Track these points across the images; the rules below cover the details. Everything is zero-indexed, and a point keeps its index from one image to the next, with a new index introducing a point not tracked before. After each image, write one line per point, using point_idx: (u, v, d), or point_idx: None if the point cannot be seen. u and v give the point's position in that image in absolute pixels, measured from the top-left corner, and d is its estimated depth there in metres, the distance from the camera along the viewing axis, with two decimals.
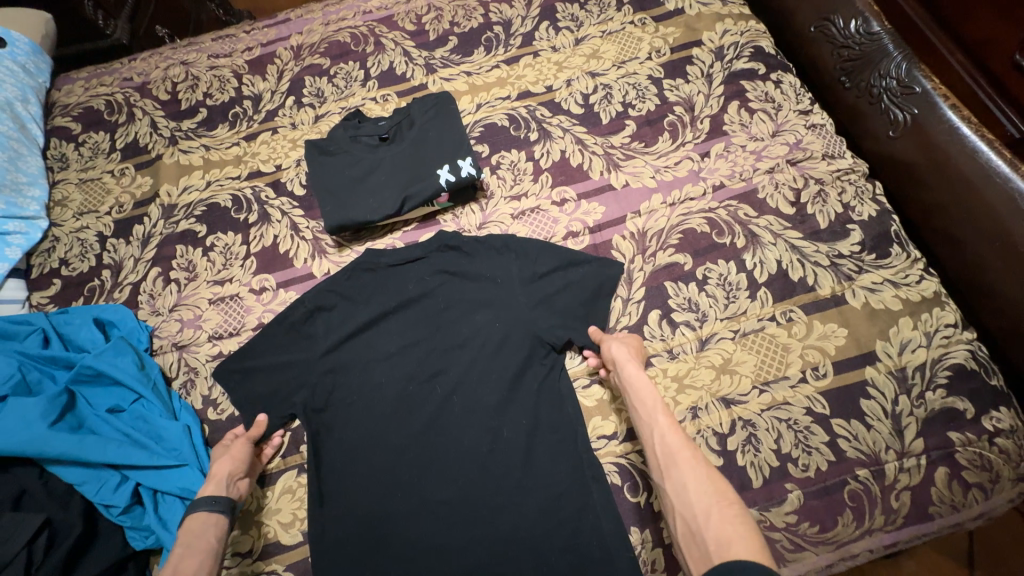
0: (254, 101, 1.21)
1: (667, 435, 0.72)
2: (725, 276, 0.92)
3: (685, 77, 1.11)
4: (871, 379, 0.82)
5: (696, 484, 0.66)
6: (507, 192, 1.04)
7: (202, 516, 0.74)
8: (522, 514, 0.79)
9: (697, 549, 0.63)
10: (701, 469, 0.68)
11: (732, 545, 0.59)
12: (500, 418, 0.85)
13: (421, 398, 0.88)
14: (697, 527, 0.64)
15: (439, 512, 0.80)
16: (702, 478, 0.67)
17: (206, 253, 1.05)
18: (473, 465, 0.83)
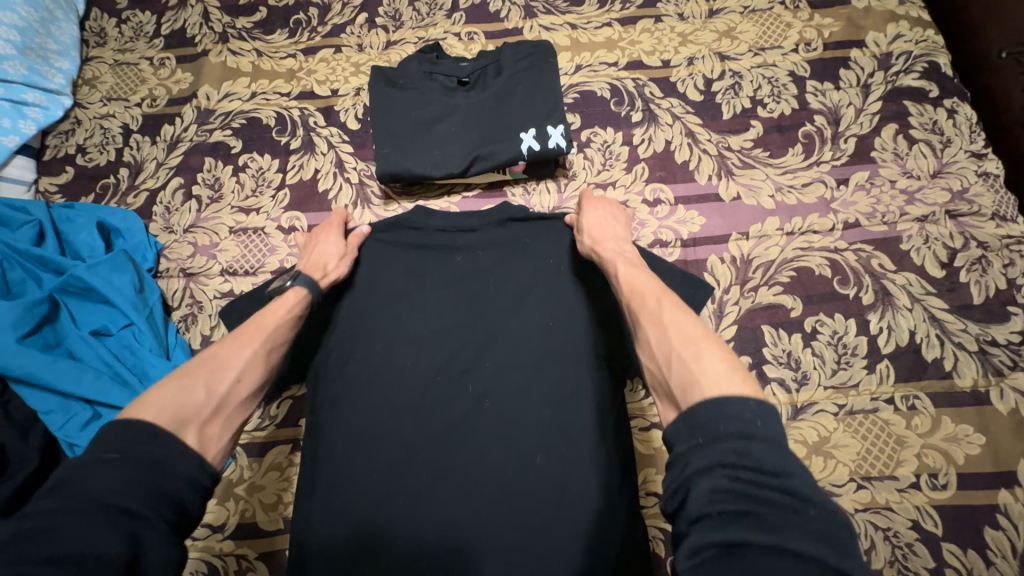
0: (321, 10, 1.05)
1: (633, 296, 0.61)
2: (839, 334, 0.74)
3: (835, 82, 0.90)
4: (1003, 507, 0.65)
5: (659, 330, 0.55)
6: (593, 175, 0.87)
7: (302, 289, 0.69)
8: (539, 562, 0.66)
9: (663, 394, 0.51)
10: (668, 310, 0.57)
11: (697, 380, 0.47)
12: (537, 440, 0.71)
13: (449, 395, 0.74)
14: (662, 371, 0.52)
15: (442, 533, 0.68)
16: (666, 321, 0.55)
17: (236, 173, 0.91)
18: (493, 489, 0.69)
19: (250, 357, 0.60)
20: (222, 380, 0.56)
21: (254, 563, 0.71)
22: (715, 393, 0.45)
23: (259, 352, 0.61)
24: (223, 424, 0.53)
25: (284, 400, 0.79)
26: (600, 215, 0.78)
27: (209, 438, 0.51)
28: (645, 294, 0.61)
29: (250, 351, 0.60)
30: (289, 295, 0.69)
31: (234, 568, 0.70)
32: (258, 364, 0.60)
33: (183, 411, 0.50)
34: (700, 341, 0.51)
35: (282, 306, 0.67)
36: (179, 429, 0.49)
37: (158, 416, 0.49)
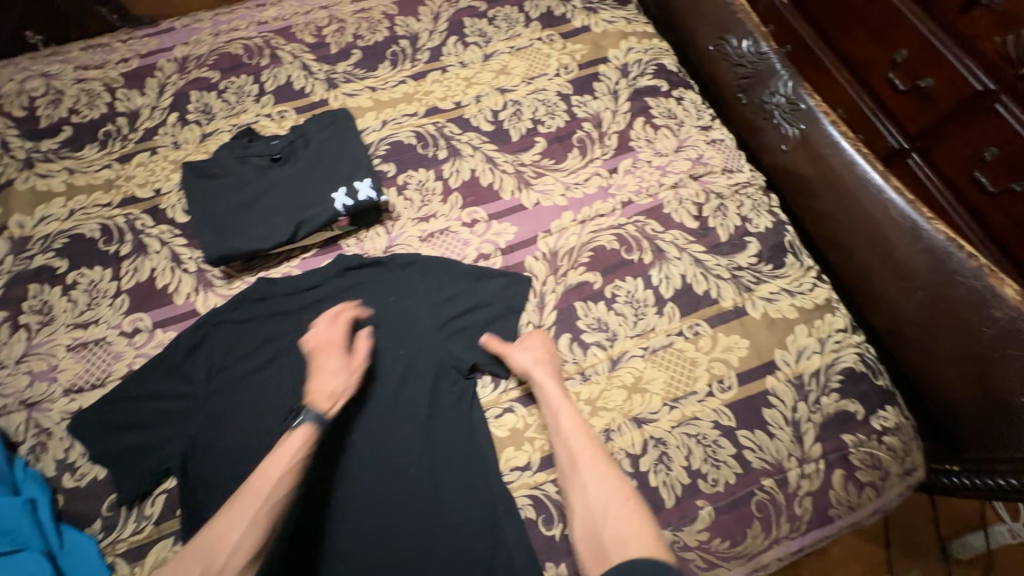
0: (129, 118, 1.08)
1: (575, 444, 0.76)
2: (633, 293, 0.91)
3: (592, 94, 1.11)
4: (772, 389, 0.84)
5: (597, 485, 0.72)
6: (414, 213, 0.99)
7: (308, 430, 0.73)
8: (429, 561, 0.74)
9: (593, 543, 0.69)
10: (601, 468, 0.74)
11: (627, 544, 0.67)
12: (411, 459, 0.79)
13: (325, 441, 0.81)
14: (597, 525, 0.70)
15: (340, 565, 0.74)
16: (602, 480, 0.73)
17: (66, 292, 0.91)
18: (376, 511, 0.76)
19: (255, 516, 0.67)
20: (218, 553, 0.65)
21: None
22: (644, 559, 0.64)
23: (262, 509, 0.67)
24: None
25: (158, 495, 0.78)
26: (537, 345, 0.84)
27: None
28: (585, 441, 0.76)
29: (254, 510, 0.67)
30: (295, 436, 0.73)
31: None
32: (256, 525, 0.67)
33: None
34: (628, 502, 0.71)
35: (286, 451, 0.72)
36: None
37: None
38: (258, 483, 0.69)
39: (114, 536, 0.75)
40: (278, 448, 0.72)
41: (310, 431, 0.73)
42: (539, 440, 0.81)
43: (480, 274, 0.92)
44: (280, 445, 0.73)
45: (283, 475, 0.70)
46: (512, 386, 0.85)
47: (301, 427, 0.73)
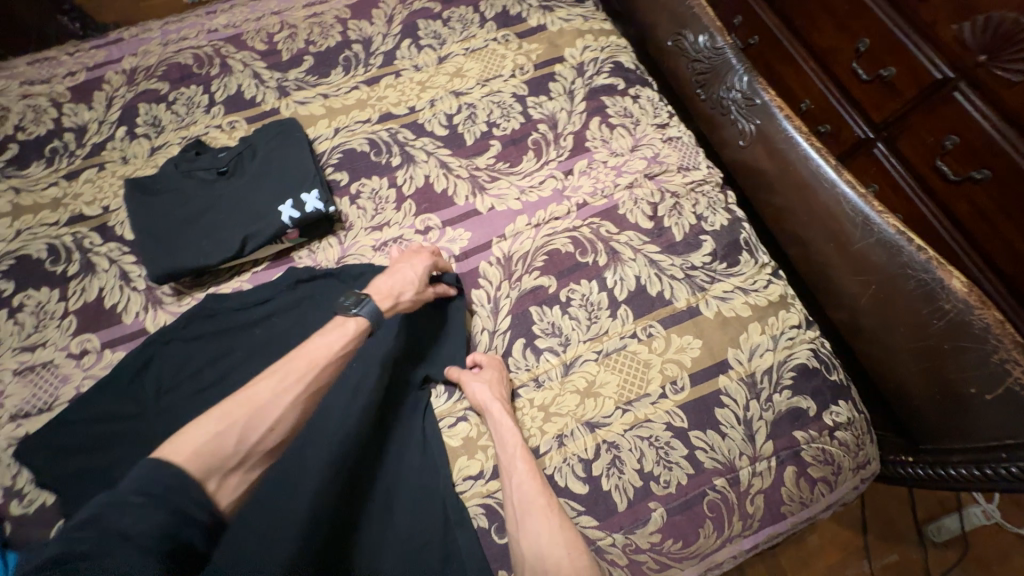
0: (77, 134, 1.06)
1: (530, 487, 0.73)
2: (587, 296, 0.91)
3: (548, 94, 1.10)
4: (724, 389, 0.84)
5: (551, 536, 0.68)
6: (367, 222, 0.98)
7: (364, 320, 0.80)
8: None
9: None
10: (555, 517, 0.70)
11: None
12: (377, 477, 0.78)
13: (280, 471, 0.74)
14: None
15: None
16: (557, 529, 0.68)
17: (12, 315, 0.90)
18: None
19: (286, 404, 0.69)
20: (254, 429, 0.66)
21: None
22: None
23: (297, 398, 0.70)
24: (241, 474, 0.63)
25: None
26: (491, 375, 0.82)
27: (226, 487, 0.61)
28: (538, 487, 0.73)
29: (291, 395, 0.70)
30: (352, 322, 0.79)
31: None
32: (291, 411, 0.69)
33: (211, 457, 0.60)
34: (582, 557, 0.66)
35: (341, 336, 0.77)
36: (204, 477, 0.59)
37: (185, 462, 0.58)
38: (310, 363, 0.73)
39: None
40: (332, 333, 0.78)
41: (366, 320, 0.80)
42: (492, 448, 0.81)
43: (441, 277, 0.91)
44: (332, 330, 0.78)
45: (322, 365, 0.74)
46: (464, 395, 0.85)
47: (362, 314, 0.80)
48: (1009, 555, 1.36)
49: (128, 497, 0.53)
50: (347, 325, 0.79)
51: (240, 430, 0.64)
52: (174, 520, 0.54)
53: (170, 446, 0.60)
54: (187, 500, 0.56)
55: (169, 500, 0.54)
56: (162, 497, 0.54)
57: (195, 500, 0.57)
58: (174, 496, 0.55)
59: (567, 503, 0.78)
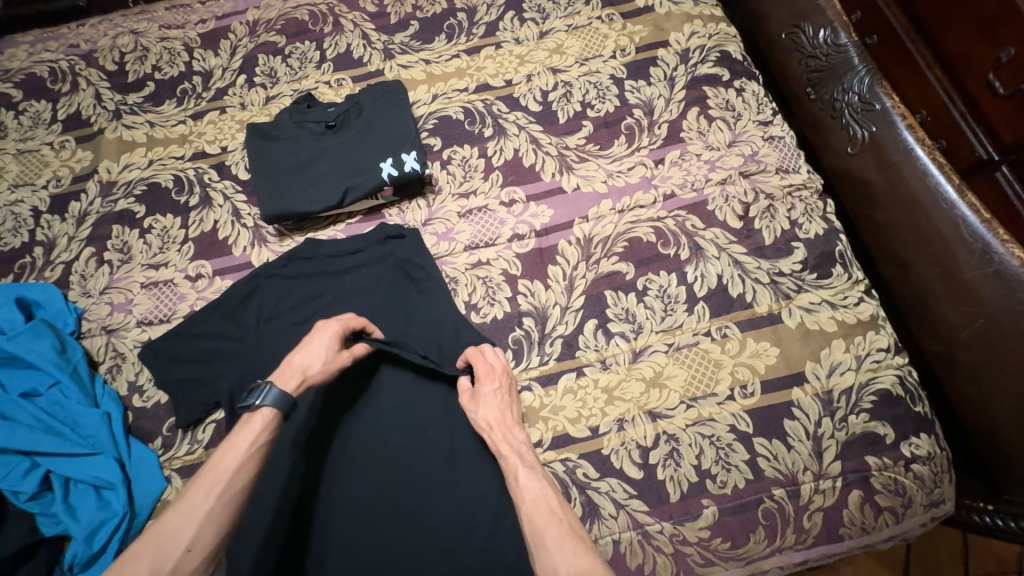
0: (204, 78, 1.16)
1: (535, 508, 0.68)
2: (665, 288, 0.90)
3: (647, 79, 1.08)
4: (797, 401, 0.82)
5: (564, 559, 0.61)
6: (456, 188, 1.02)
7: (268, 411, 0.71)
8: (439, 515, 0.81)
9: None
10: (566, 539, 0.63)
11: None
12: (431, 453, 0.84)
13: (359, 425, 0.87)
14: None
15: (356, 509, 0.82)
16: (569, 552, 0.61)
17: (143, 235, 1.01)
18: (393, 465, 0.84)
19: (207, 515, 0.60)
20: (169, 555, 0.57)
21: None
22: None
23: (214, 508, 0.61)
24: None
25: (209, 423, 0.88)
26: (493, 401, 0.80)
27: None
28: (546, 506, 0.68)
29: (208, 506, 0.61)
30: (255, 420, 0.70)
31: None
32: (213, 524, 0.60)
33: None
34: None
35: (244, 439, 0.68)
36: None
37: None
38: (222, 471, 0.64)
39: (172, 453, 0.85)
40: (235, 436, 0.69)
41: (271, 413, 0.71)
42: (553, 420, 0.84)
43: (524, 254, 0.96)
44: (234, 433, 0.69)
45: (243, 463, 0.65)
46: (531, 366, 0.88)
47: (260, 410, 0.70)
48: None
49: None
50: (252, 427, 0.69)
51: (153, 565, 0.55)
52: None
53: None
54: None
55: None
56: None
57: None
58: None
59: (620, 485, 0.80)
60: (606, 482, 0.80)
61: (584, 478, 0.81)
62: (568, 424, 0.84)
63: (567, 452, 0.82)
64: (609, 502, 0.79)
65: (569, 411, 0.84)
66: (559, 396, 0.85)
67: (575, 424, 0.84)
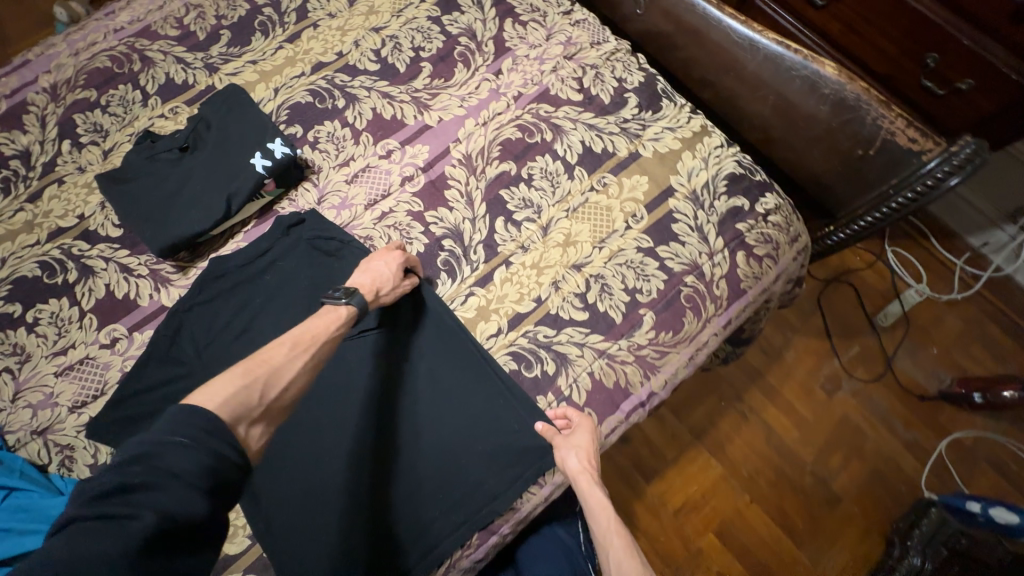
0: (23, 159, 1.08)
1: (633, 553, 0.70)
2: (545, 168, 1.04)
3: (460, 10, 1.19)
4: (675, 208, 1.00)
5: None
6: (333, 161, 1.07)
7: (352, 310, 0.81)
8: (439, 426, 0.87)
9: None
10: None
11: None
12: (429, 388, 0.89)
13: (337, 401, 0.88)
14: None
15: (363, 462, 0.84)
16: None
17: (32, 330, 0.95)
18: (379, 408, 0.87)
19: (302, 368, 0.71)
20: (275, 385, 0.67)
21: None
22: None
23: (308, 363, 0.72)
24: (264, 425, 0.65)
25: None
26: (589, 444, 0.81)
27: (253, 436, 0.63)
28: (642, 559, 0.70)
29: (303, 363, 0.71)
30: (340, 312, 0.80)
31: None
32: (305, 374, 0.71)
33: (239, 405, 0.63)
34: None
35: (333, 322, 0.78)
36: (234, 422, 0.62)
37: (217, 411, 0.61)
38: (316, 337, 0.75)
39: None
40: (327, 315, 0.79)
41: (351, 313, 0.81)
42: (502, 309, 0.95)
43: (420, 191, 1.04)
44: (325, 315, 0.79)
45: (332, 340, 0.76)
46: (467, 276, 0.98)
47: (348, 305, 0.81)
48: (941, 319, 1.65)
49: (169, 439, 0.56)
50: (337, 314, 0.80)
51: (263, 384, 0.66)
52: (209, 469, 0.56)
53: (196, 399, 0.61)
54: (222, 443, 0.59)
55: (206, 445, 0.57)
56: (202, 440, 0.57)
57: (230, 447, 0.59)
58: (209, 441, 0.58)
59: (575, 330, 0.93)
60: (565, 333, 0.93)
61: (546, 338, 0.93)
62: (515, 306, 0.95)
63: (525, 327, 0.94)
64: (573, 346, 0.92)
65: (512, 295, 0.96)
66: (500, 287, 0.96)
67: (521, 303, 0.95)
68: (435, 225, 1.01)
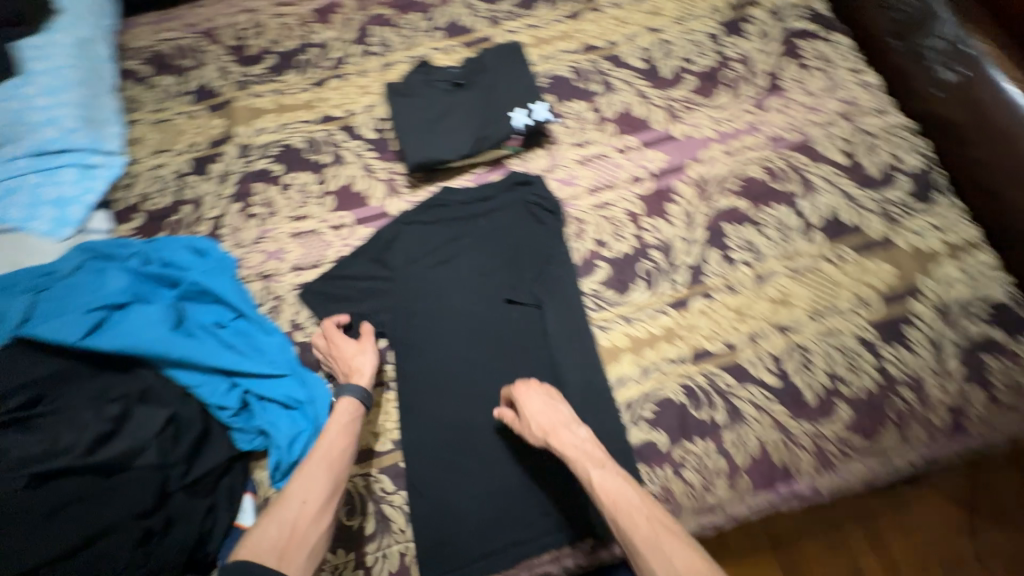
0: (321, 49, 1.25)
1: (621, 514, 0.66)
2: (781, 218, 0.99)
3: (743, 35, 1.17)
4: (916, 311, 0.90)
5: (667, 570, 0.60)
6: (573, 139, 1.10)
7: (347, 398, 0.82)
8: None
9: None
10: (686, 550, 0.62)
11: None
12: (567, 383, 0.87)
13: (471, 356, 0.92)
14: None
15: (491, 422, 0.88)
16: (671, 557, 0.61)
17: (284, 191, 1.11)
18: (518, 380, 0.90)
19: (315, 481, 0.72)
20: (296, 506, 0.69)
21: (377, 476, 0.87)
22: None
23: (318, 474, 0.72)
24: (299, 546, 0.67)
25: None
26: (539, 397, 0.81)
27: (289, 561, 0.65)
28: (631, 507, 0.67)
29: (314, 473, 0.72)
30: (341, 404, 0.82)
31: (362, 484, 0.87)
32: (317, 485, 0.71)
33: (267, 541, 0.66)
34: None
35: (339, 416, 0.80)
36: (264, 559, 0.64)
37: (248, 554, 0.64)
38: (323, 439, 0.77)
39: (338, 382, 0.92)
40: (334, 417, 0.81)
41: (353, 399, 0.82)
42: (690, 338, 0.91)
43: (645, 195, 1.04)
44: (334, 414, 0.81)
45: (338, 433, 0.77)
46: (665, 292, 0.95)
47: (341, 398, 0.82)
48: None
49: None
50: (344, 410, 0.81)
51: (276, 514, 0.68)
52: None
53: (239, 551, 0.66)
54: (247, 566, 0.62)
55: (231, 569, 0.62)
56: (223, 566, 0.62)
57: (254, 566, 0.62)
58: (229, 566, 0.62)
59: (760, 391, 0.87)
60: (747, 389, 0.87)
61: (726, 386, 0.88)
62: (706, 341, 0.91)
63: (707, 366, 0.90)
64: (751, 407, 0.86)
65: (705, 329, 0.92)
66: (694, 318, 0.93)
67: (712, 341, 0.91)
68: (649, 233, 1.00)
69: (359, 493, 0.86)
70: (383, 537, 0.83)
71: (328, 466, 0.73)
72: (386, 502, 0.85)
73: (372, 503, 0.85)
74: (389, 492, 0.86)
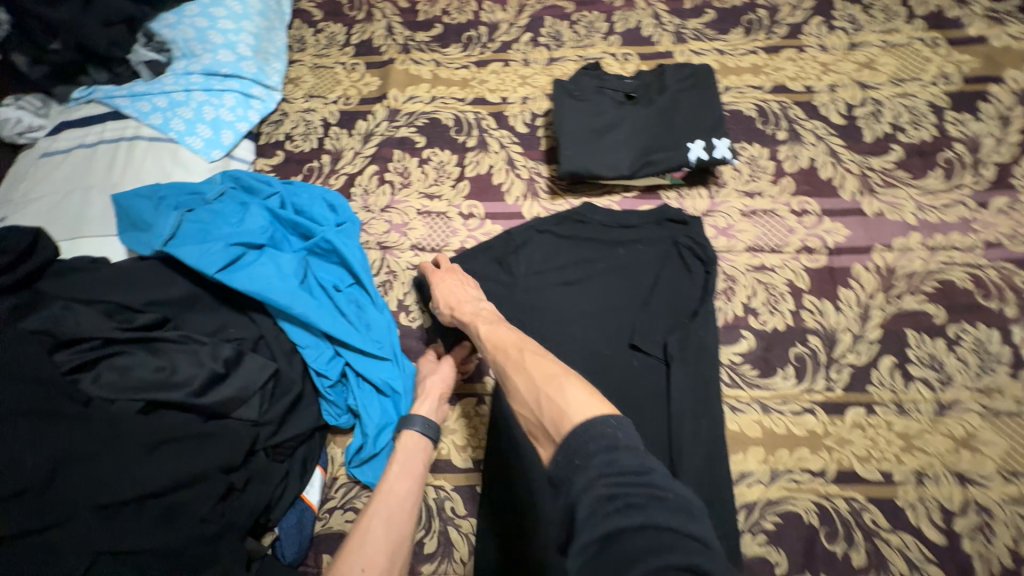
0: (489, 29, 1.20)
1: (500, 351, 0.63)
2: (984, 342, 0.81)
3: (974, 114, 0.99)
4: None
5: (524, 375, 0.57)
6: (742, 185, 0.98)
7: (411, 436, 0.74)
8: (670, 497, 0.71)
9: (541, 436, 0.52)
10: (545, 361, 0.58)
11: (566, 414, 0.50)
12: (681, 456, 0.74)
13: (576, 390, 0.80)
14: (534, 414, 0.53)
15: None
16: (528, 366, 0.57)
17: (421, 164, 1.07)
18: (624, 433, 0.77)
19: (380, 545, 0.62)
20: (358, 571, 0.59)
21: (449, 493, 0.80)
22: (589, 421, 0.48)
23: (381, 534, 0.63)
24: None
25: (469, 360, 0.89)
26: (452, 282, 0.82)
27: None
28: (507, 343, 0.63)
29: (377, 536, 0.63)
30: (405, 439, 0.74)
31: (432, 495, 0.80)
32: (382, 547, 0.62)
33: None
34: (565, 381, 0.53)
35: (404, 458, 0.72)
36: None
37: None
38: (390, 490, 0.68)
39: None
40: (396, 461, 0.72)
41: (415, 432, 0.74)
42: (839, 453, 0.77)
43: (814, 270, 0.89)
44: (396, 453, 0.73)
45: (405, 483, 0.69)
46: (817, 390, 0.81)
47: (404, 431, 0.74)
48: None
49: None
50: (410, 453, 0.72)
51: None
52: None
53: None
54: None
55: None
56: None
57: None
58: None
59: (917, 544, 0.71)
60: (899, 537, 0.72)
61: (872, 525, 0.73)
62: (858, 463, 0.76)
63: (853, 492, 0.75)
64: (901, 561, 0.71)
65: (859, 448, 0.77)
66: (847, 430, 0.78)
67: (865, 464, 0.76)
68: (811, 315, 0.86)
69: (427, 505, 0.80)
70: (442, 562, 0.76)
71: (395, 525, 0.64)
72: (452, 525, 0.78)
73: (437, 520, 0.79)
74: (458, 516, 0.79)
